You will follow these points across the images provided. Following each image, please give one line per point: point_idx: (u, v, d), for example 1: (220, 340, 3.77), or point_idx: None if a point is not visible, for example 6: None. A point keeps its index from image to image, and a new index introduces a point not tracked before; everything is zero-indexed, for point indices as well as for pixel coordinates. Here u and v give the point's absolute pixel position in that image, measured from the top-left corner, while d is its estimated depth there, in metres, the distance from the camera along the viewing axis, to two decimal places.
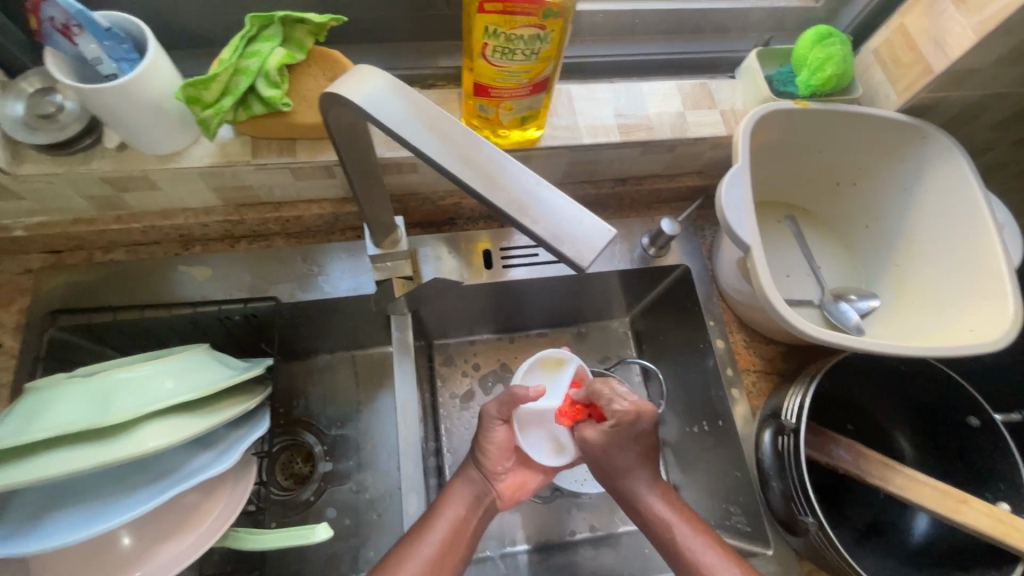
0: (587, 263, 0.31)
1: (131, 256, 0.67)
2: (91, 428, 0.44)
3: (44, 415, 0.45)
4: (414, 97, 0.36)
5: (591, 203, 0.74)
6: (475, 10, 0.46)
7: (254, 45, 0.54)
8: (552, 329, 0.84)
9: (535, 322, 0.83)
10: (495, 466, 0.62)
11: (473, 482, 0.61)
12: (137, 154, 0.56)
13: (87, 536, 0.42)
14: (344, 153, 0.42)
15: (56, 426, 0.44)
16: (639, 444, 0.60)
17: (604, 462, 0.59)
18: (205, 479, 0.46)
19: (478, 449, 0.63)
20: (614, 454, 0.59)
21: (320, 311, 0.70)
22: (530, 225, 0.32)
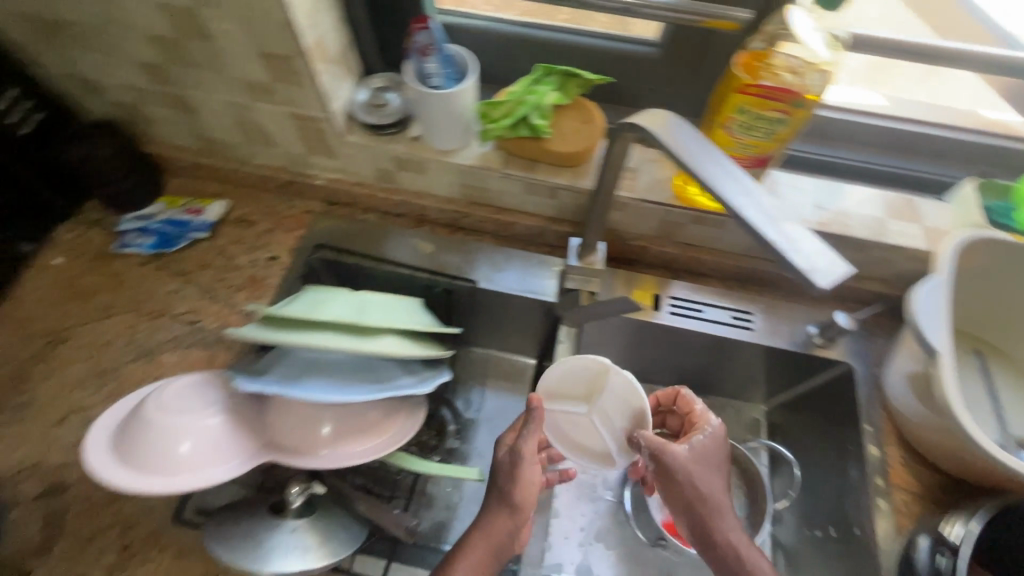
0: (823, 287, 0.37)
1: (378, 220, 0.85)
2: (358, 325, 0.59)
3: (325, 305, 0.61)
4: (695, 135, 0.45)
5: (766, 280, 0.79)
6: (733, 90, 0.55)
7: (537, 86, 0.69)
8: (684, 391, 0.88)
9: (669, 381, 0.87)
10: (524, 508, 0.58)
11: (492, 536, 0.57)
12: (425, 145, 0.74)
13: (333, 399, 0.55)
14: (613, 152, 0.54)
15: (336, 314, 0.59)
16: (721, 465, 0.61)
17: (690, 481, 0.58)
18: (414, 392, 0.59)
19: (505, 482, 0.59)
20: (699, 477, 0.59)
21: (500, 306, 0.82)
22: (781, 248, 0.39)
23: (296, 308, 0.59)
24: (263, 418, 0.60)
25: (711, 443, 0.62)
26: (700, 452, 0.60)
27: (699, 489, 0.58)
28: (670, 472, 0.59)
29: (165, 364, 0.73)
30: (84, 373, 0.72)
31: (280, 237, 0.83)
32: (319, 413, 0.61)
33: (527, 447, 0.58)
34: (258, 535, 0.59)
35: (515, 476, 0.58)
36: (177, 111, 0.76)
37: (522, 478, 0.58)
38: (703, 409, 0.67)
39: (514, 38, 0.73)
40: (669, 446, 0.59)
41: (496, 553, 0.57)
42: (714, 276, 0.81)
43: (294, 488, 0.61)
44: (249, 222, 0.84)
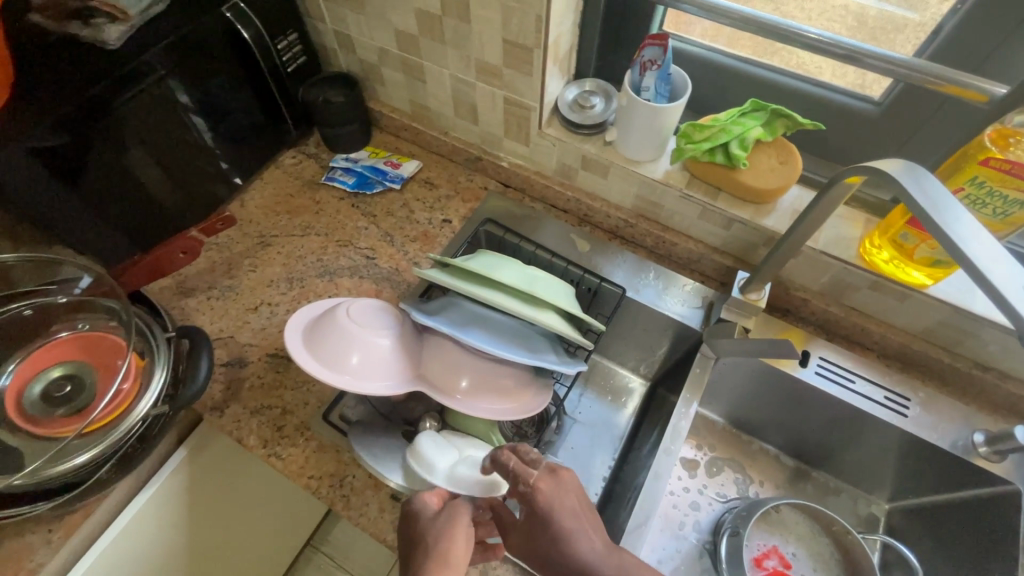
0: None
1: (545, 210, 0.91)
2: (530, 294, 0.65)
3: (503, 270, 0.68)
4: (936, 188, 0.44)
5: (933, 369, 0.74)
6: (972, 160, 0.54)
7: (743, 118, 0.71)
8: (793, 458, 0.87)
9: (777, 441, 0.87)
10: None
11: None
12: (615, 151, 0.78)
13: (496, 351, 0.61)
14: (820, 202, 0.55)
15: (513, 280, 0.66)
16: (560, 516, 0.49)
17: (527, 547, 0.50)
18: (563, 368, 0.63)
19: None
20: (539, 524, 0.49)
21: (640, 318, 0.83)
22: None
23: (480, 265, 0.67)
24: (416, 351, 0.67)
25: (530, 497, 0.50)
26: (533, 508, 0.50)
27: (545, 533, 0.49)
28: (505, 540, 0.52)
29: (342, 285, 0.83)
30: (278, 275, 0.84)
31: (456, 204, 0.92)
32: (464, 364, 0.66)
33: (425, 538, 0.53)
34: (394, 450, 0.65)
35: (448, 527, 0.52)
36: (407, 77, 0.87)
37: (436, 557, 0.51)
38: (515, 464, 0.52)
39: (729, 70, 0.75)
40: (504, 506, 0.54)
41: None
42: (873, 350, 0.77)
43: (429, 422, 0.68)
44: (432, 185, 0.94)
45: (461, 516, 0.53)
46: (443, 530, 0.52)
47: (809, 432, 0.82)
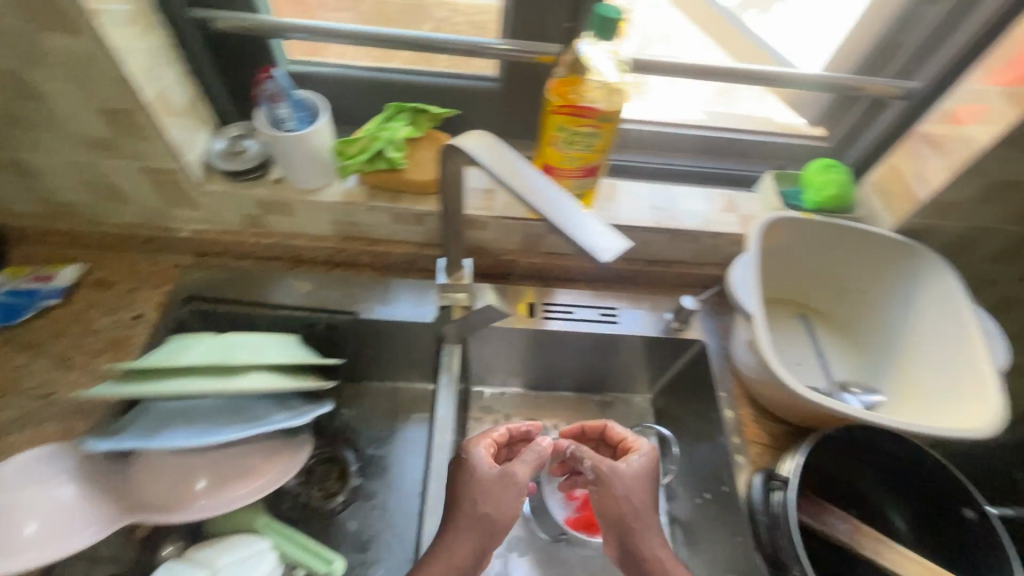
0: (605, 259, 0.42)
1: (254, 266, 0.85)
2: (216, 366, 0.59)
3: (183, 352, 0.61)
4: (501, 148, 0.49)
5: (624, 277, 0.88)
6: (550, 112, 0.63)
7: (389, 123, 0.75)
8: (579, 394, 0.97)
9: (564, 384, 0.95)
10: (496, 531, 0.59)
11: (451, 560, 0.57)
12: (288, 187, 0.76)
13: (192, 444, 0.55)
14: (446, 186, 0.59)
15: (192, 359, 0.59)
16: (651, 492, 0.63)
17: (630, 495, 0.61)
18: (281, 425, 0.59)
19: (471, 498, 0.60)
20: (621, 489, 0.61)
21: (386, 333, 0.84)
22: (573, 232, 0.43)
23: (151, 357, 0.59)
24: (125, 480, 0.59)
25: (648, 462, 0.65)
26: (640, 473, 0.63)
27: (636, 502, 0.61)
28: (609, 487, 0.61)
29: (13, 445, 0.67)
30: None
31: (145, 293, 0.80)
32: (193, 467, 0.61)
33: (518, 473, 0.62)
34: None
35: (510, 482, 0.61)
36: (14, 177, 0.73)
37: (500, 500, 0.60)
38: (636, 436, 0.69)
39: (365, 81, 0.79)
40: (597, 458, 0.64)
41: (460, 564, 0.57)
42: (581, 279, 0.90)
43: (167, 547, 0.64)
44: (109, 283, 0.80)
45: (519, 464, 0.63)
46: (498, 490, 0.61)
47: (568, 367, 0.92)
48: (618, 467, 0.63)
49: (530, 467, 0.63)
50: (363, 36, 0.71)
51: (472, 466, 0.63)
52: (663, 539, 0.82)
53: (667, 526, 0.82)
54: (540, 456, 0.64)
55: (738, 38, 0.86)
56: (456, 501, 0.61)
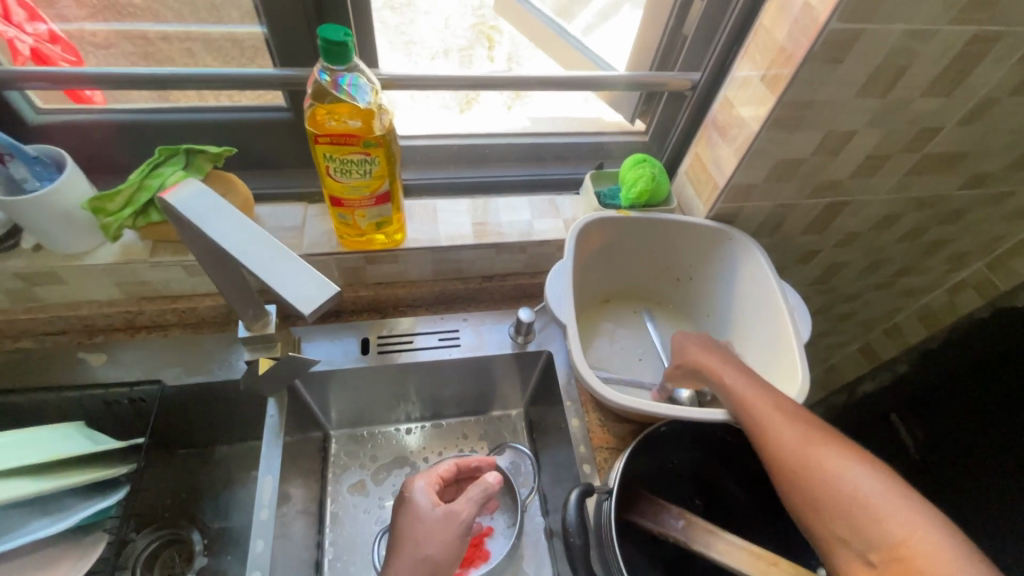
0: (306, 313, 0.38)
1: (36, 344, 0.74)
2: None
3: None
4: (216, 199, 0.44)
5: (465, 296, 0.86)
6: (314, 143, 0.59)
7: (159, 169, 0.67)
8: (465, 414, 0.94)
9: (450, 410, 0.93)
10: (444, 565, 0.61)
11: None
12: (50, 254, 0.67)
13: None
14: (195, 249, 0.54)
15: None
16: (714, 352, 0.67)
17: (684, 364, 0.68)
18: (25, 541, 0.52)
19: (418, 531, 0.63)
20: (685, 353, 0.69)
21: (206, 394, 0.76)
22: (275, 284, 0.39)
23: None
24: None
25: (691, 337, 0.71)
26: (696, 343, 0.69)
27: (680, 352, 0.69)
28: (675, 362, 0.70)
29: None
30: None
31: None
32: None
33: (460, 510, 0.66)
34: None
35: (450, 515, 0.65)
36: None
37: (436, 532, 0.63)
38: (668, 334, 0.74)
39: (133, 125, 0.71)
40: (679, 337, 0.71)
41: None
42: (423, 304, 0.87)
43: None
44: None
45: (462, 503, 0.67)
46: (440, 526, 0.64)
47: (424, 395, 0.89)
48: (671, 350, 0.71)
49: (473, 506, 0.66)
50: (124, 80, 0.64)
51: (417, 501, 0.67)
52: (538, 554, 0.83)
53: (541, 540, 0.84)
54: (484, 493, 0.68)
55: (564, 47, 0.87)
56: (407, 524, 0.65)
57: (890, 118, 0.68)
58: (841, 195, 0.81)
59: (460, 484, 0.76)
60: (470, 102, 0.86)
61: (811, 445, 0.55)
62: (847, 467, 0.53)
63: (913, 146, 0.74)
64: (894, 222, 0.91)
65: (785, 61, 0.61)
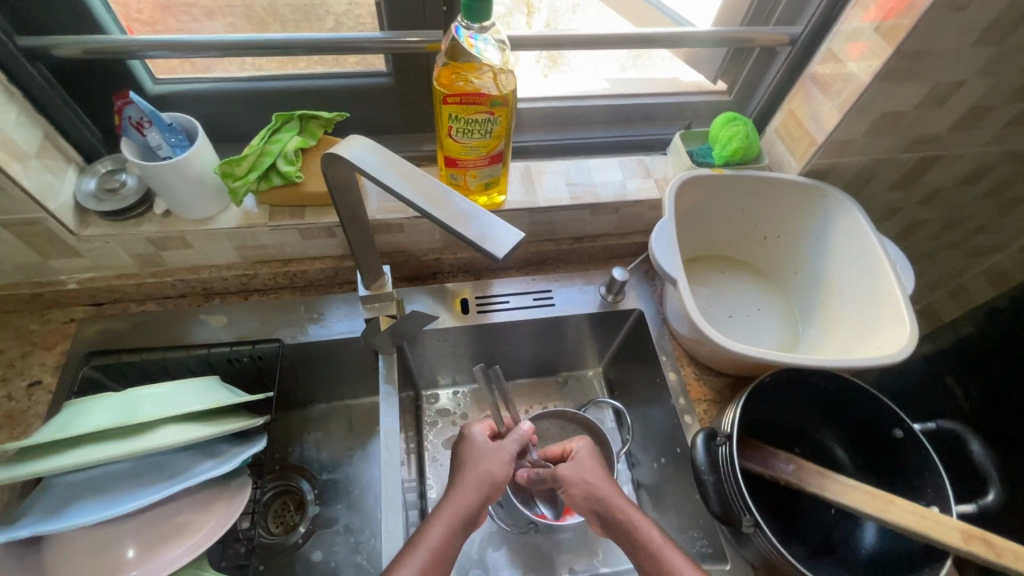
0: (498, 255, 0.41)
1: (159, 307, 0.78)
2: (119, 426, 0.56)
3: (81, 418, 0.57)
4: (389, 155, 0.47)
5: (555, 257, 0.88)
6: (440, 103, 0.60)
7: (277, 135, 0.70)
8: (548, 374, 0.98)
9: (534, 370, 0.97)
10: (498, 483, 0.64)
11: (459, 504, 0.60)
12: (178, 219, 0.71)
13: (108, 516, 0.53)
14: (340, 205, 0.55)
15: (90, 426, 0.55)
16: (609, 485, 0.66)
17: (591, 492, 0.65)
18: (203, 477, 0.57)
19: (473, 453, 0.66)
20: (585, 478, 0.66)
21: (318, 353, 0.81)
22: (463, 230, 0.42)
23: (45, 432, 0.55)
24: (44, 560, 0.56)
25: (588, 459, 0.69)
26: (582, 472, 0.67)
27: (588, 490, 0.65)
28: (567, 480, 0.67)
29: None
30: None
31: (38, 357, 0.73)
32: (122, 535, 0.57)
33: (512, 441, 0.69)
34: None
35: (502, 445, 0.67)
36: None
37: (489, 450, 0.66)
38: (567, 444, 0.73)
39: (246, 93, 0.73)
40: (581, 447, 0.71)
41: (465, 514, 0.60)
42: (511, 266, 0.89)
43: None
44: None
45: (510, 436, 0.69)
46: (494, 450, 0.67)
47: (514, 354, 0.92)
48: (566, 470, 0.68)
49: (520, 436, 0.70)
50: (250, 47, 0.66)
51: (473, 434, 0.68)
52: None
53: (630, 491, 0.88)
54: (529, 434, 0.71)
55: (648, 7, 0.86)
56: (463, 460, 0.66)
57: (1003, 67, 0.67)
58: (936, 149, 0.80)
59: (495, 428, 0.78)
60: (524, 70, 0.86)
61: None
62: None
63: (1019, 96, 0.73)
64: (981, 178, 0.90)
65: (905, 10, 0.61)
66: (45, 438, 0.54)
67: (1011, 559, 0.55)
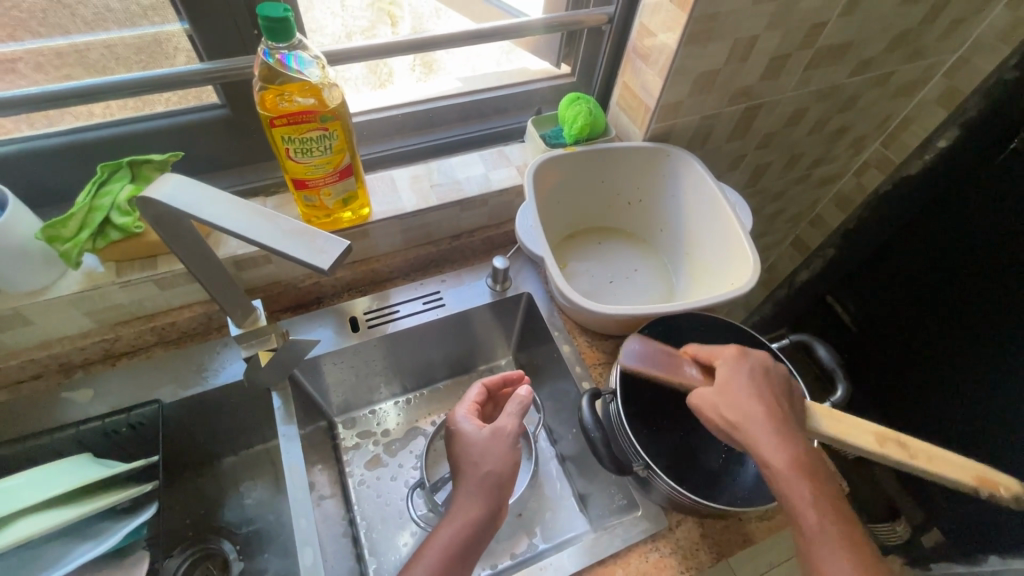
0: (326, 267, 0.41)
1: (10, 395, 0.71)
2: None
3: None
4: (207, 189, 0.46)
5: (439, 258, 0.89)
6: (269, 127, 0.59)
7: (106, 187, 0.66)
8: (461, 373, 0.99)
9: (444, 372, 0.98)
10: (498, 487, 0.64)
11: (463, 518, 0.61)
12: (7, 295, 0.64)
13: None
14: (178, 249, 0.53)
15: None
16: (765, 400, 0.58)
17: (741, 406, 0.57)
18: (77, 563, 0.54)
19: (464, 455, 0.66)
20: (744, 397, 0.58)
21: (207, 404, 0.77)
22: (289, 248, 0.42)
23: None
24: None
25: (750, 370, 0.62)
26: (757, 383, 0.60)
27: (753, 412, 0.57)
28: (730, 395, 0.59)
29: None
30: None
31: None
32: None
33: (506, 426, 0.67)
34: None
35: (494, 435, 0.66)
36: None
37: (480, 446, 0.66)
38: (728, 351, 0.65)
39: (62, 148, 0.68)
40: (771, 455, 0.54)
41: (473, 521, 0.61)
42: (399, 275, 0.90)
43: None
44: None
45: (506, 418, 0.68)
46: (490, 444, 0.66)
47: (420, 361, 0.92)
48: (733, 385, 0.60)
49: (517, 418, 0.68)
50: (50, 98, 0.61)
51: (462, 429, 0.69)
52: (558, 479, 0.89)
53: (556, 466, 0.91)
54: (522, 405, 0.68)
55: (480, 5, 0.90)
56: (461, 465, 0.66)
57: (784, 20, 0.76)
58: (755, 99, 0.90)
59: (496, 398, 0.78)
60: (387, 81, 0.87)
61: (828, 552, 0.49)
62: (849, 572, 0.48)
63: (809, 41, 0.83)
64: (802, 117, 1.02)
65: None
66: None
67: (928, 462, 0.57)
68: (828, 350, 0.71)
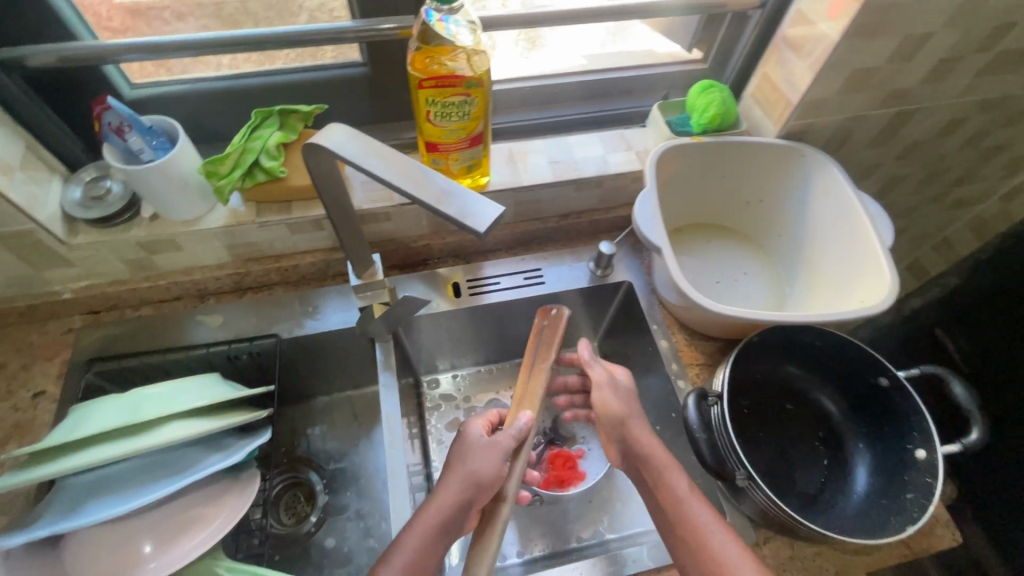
0: (480, 229, 0.42)
1: (155, 310, 0.79)
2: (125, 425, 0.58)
3: (89, 420, 0.59)
4: (372, 143, 0.48)
5: (543, 235, 0.89)
6: (416, 88, 0.61)
7: (258, 131, 0.70)
8: None
9: None
10: (483, 492, 0.59)
11: (440, 510, 0.58)
12: (166, 221, 0.71)
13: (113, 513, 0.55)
14: (325, 194, 0.56)
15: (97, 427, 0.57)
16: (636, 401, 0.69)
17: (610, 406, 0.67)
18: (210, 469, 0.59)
19: (461, 454, 0.62)
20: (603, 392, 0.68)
21: (316, 345, 0.82)
22: (445, 208, 0.43)
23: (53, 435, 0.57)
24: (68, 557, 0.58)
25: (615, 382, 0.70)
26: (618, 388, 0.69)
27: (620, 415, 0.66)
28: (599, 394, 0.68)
29: None
30: None
31: (40, 369, 0.73)
32: (138, 532, 0.61)
33: (505, 441, 0.62)
34: None
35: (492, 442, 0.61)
36: None
37: (475, 447, 0.61)
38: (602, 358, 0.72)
39: (224, 91, 0.73)
40: (642, 434, 0.64)
41: (448, 516, 0.58)
42: (501, 247, 0.91)
43: None
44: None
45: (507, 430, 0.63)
46: (484, 448, 0.61)
47: (509, 334, 0.94)
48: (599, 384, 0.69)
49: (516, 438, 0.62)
50: (223, 43, 0.66)
51: (468, 429, 0.65)
52: None
53: None
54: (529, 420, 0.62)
55: None
56: (454, 460, 0.62)
57: (967, 18, 0.68)
58: (910, 103, 0.82)
59: None
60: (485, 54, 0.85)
61: (694, 502, 0.59)
62: (721, 535, 0.56)
63: (989, 44, 0.74)
64: (957, 128, 0.92)
65: None
66: (54, 442, 0.56)
67: None
68: (964, 387, 0.65)
